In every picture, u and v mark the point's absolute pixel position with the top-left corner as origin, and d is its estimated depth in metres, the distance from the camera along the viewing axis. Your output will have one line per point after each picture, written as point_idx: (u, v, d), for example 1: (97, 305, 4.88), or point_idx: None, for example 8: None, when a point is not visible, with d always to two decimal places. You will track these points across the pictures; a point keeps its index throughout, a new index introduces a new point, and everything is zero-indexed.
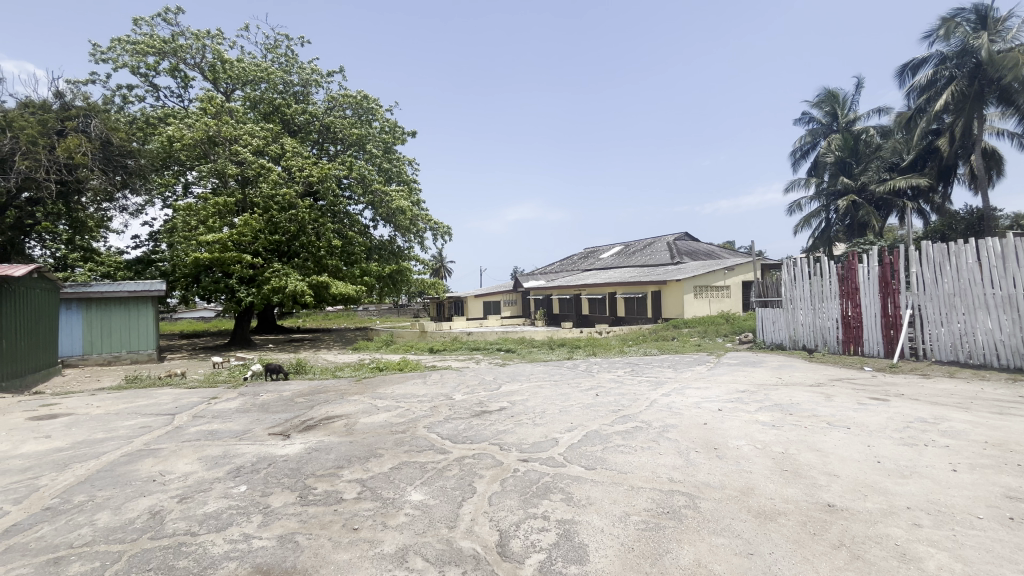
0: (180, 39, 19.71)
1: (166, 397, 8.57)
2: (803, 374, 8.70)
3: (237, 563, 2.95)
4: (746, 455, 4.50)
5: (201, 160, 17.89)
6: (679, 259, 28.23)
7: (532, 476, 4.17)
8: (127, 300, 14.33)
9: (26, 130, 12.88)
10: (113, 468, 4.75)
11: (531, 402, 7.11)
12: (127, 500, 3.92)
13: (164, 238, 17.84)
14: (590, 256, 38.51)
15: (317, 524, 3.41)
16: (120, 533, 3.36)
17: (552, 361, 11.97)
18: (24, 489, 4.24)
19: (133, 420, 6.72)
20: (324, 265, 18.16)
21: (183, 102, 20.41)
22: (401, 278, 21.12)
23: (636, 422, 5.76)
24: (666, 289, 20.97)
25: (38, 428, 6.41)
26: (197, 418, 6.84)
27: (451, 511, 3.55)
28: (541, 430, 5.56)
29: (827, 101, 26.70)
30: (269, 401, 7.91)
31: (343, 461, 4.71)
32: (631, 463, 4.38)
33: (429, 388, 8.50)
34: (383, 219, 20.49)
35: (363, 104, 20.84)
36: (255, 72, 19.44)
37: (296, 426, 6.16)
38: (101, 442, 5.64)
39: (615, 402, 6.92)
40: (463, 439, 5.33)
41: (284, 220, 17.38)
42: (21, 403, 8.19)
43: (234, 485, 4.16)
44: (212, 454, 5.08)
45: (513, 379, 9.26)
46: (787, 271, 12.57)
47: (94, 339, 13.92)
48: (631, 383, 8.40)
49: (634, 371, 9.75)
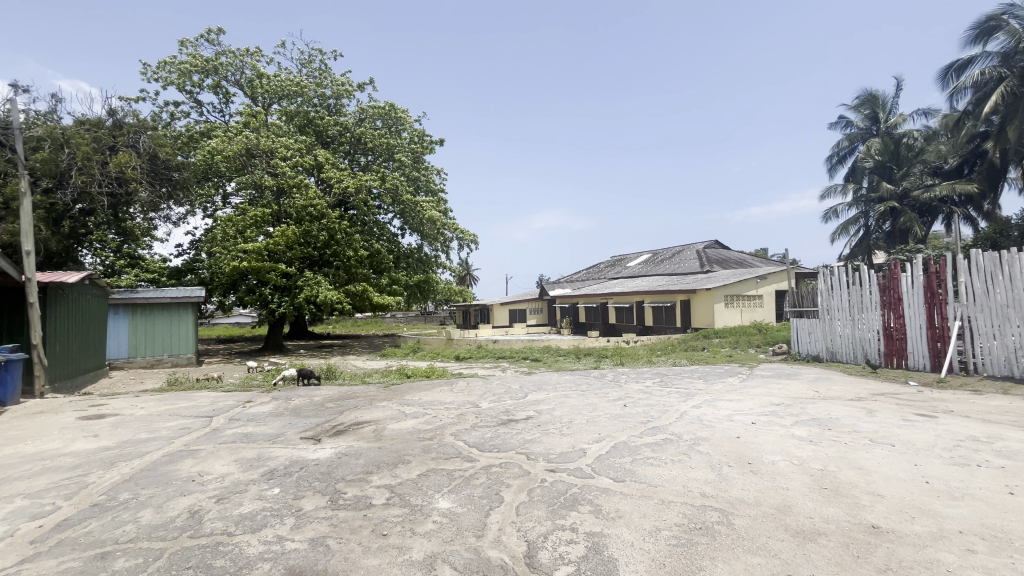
0: (221, 57, 20.67)
1: (203, 400, 8.88)
2: (842, 388, 8.34)
3: (271, 564, 3.01)
4: (782, 471, 4.34)
5: (239, 172, 18.51)
6: (709, 268, 27.64)
7: (560, 487, 4.13)
8: (169, 306, 14.97)
9: (82, 147, 13.91)
10: (155, 467, 4.95)
11: (558, 411, 7.05)
12: (168, 499, 4.07)
13: (204, 247, 18.61)
14: (618, 263, 38.11)
15: (348, 528, 3.47)
16: (162, 531, 3.49)
17: (579, 371, 11.84)
18: (74, 486, 4.46)
19: (173, 422, 6.99)
20: (355, 274, 18.58)
21: (224, 116, 21.45)
22: (429, 287, 21.34)
23: (666, 434, 5.64)
24: (695, 297, 20.53)
25: (87, 427, 6.74)
26: (233, 421, 7.05)
27: (479, 520, 3.55)
28: (568, 440, 5.51)
29: (866, 103, 25.78)
30: (300, 405, 8.10)
31: (372, 467, 4.78)
32: (661, 477, 4.28)
33: (456, 396, 8.53)
34: (411, 228, 20.92)
35: (392, 115, 21.39)
36: (290, 86, 20.21)
37: (327, 431, 6.29)
38: (144, 442, 5.88)
39: (644, 413, 6.78)
40: (490, 448, 5.33)
41: (316, 229, 17.81)
42: (72, 403, 8.64)
43: (268, 488, 4.27)
44: (247, 457, 5.23)
45: (540, 388, 9.19)
46: (823, 280, 12.15)
47: (139, 342, 14.60)
48: (660, 394, 8.23)
49: (662, 382, 9.57)
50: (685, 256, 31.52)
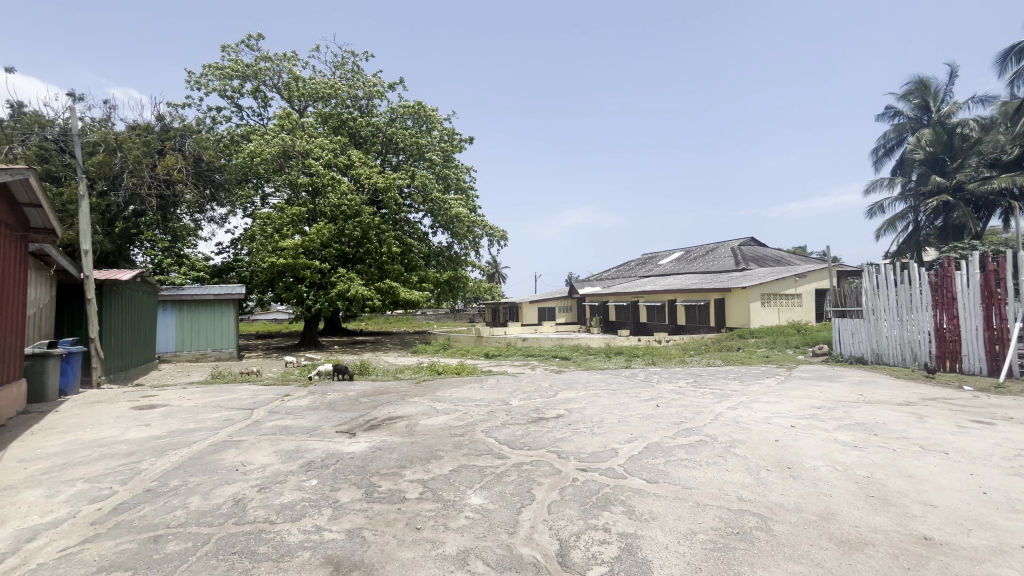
0: (260, 63, 21.40)
1: (245, 393, 9.24)
2: (889, 392, 7.96)
3: (311, 553, 3.11)
4: (825, 476, 4.18)
5: (276, 173, 19.12)
6: (745, 265, 26.81)
7: (592, 486, 4.10)
8: (213, 302, 15.62)
9: (133, 152, 14.96)
10: (201, 456, 5.18)
11: (589, 411, 7.00)
12: (214, 487, 4.26)
13: (243, 246, 19.31)
14: (649, 261, 37.42)
15: (382, 521, 3.54)
16: (209, 517, 3.65)
17: (610, 370, 11.72)
18: (129, 472, 4.73)
19: (218, 413, 7.31)
20: (386, 271, 18.94)
21: (263, 120, 22.20)
22: (459, 284, 21.52)
23: (700, 436, 5.52)
24: (730, 296, 19.97)
25: (139, 417, 7.13)
26: (272, 413, 7.32)
27: (511, 517, 3.56)
28: (600, 440, 5.46)
29: (916, 92, 24.40)
30: (335, 400, 8.33)
31: (406, 461, 4.86)
32: (696, 479, 4.20)
33: (486, 393, 8.59)
34: (441, 226, 21.14)
35: (422, 114, 21.66)
36: (325, 89, 20.74)
37: (362, 425, 6.44)
38: (191, 432, 6.18)
39: (677, 413, 6.65)
40: (521, 445, 5.33)
41: (350, 227, 18.25)
42: (126, 393, 9.16)
43: (307, 479, 4.41)
44: (287, 449, 5.41)
45: (570, 387, 9.14)
46: (868, 279, 11.58)
47: (185, 337, 15.34)
48: (693, 395, 8.05)
49: (696, 383, 9.35)
50: (719, 253, 30.66)
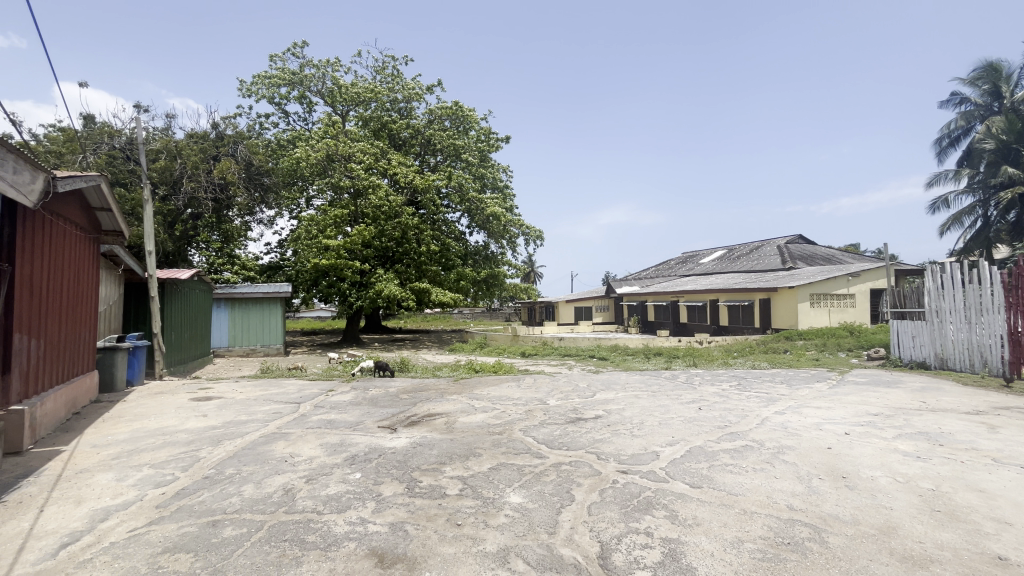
0: (305, 70, 22.22)
1: (292, 387, 9.63)
2: (955, 400, 7.42)
3: (356, 544, 3.21)
4: (884, 488, 3.94)
5: (319, 175, 19.61)
6: (792, 264, 25.65)
7: (632, 489, 4.03)
8: (262, 300, 16.35)
9: (191, 159, 16.11)
10: (254, 447, 5.44)
11: (628, 412, 6.88)
12: (265, 477, 4.47)
13: (290, 246, 20.09)
14: (690, 260, 36.43)
15: (424, 516, 3.61)
16: (262, 505, 3.83)
17: (649, 371, 11.47)
18: (189, 459, 5.02)
19: (268, 406, 7.66)
20: (424, 270, 19.34)
21: (308, 125, 23.02)
22: (495, 282, 21.65)
23: (746, 441, 5.33)
24: (776, 296, 19.18)
25: (197, 408, 7.57)
26: (318, 408, 7.60)
27: (551, 517, 3.56)
28: (640, 442, 5.36)
29: (986, 76, 22.60)
30: (376, 395, 8.55)
31: (445, 458, 4.93)
32: (742, 485, 4.06)
33: (523, 392, 8.61)
34: (478, 225, 21.37)
35: (459, 114, 21.89)
36: (365, 93, 21.28)
37: (402, 421, 6.58)
38: (244, 424, 6.50)
39: (721, 417, 6.44)
40: (559, 445, 5.31)
41: (390, 228, 18.74)
42: (185, 385, 9.74)
43: (351, 472, 4.55)
44: (332, 442, 5.60)
45: (608, 387, 9.03)
46: (931, 278, 10.82)
47: (237, 333, 16.14)
48: (738, 398, 7.77)
49: (740, 385, 9.04)
50: (764, 252, 29.47)
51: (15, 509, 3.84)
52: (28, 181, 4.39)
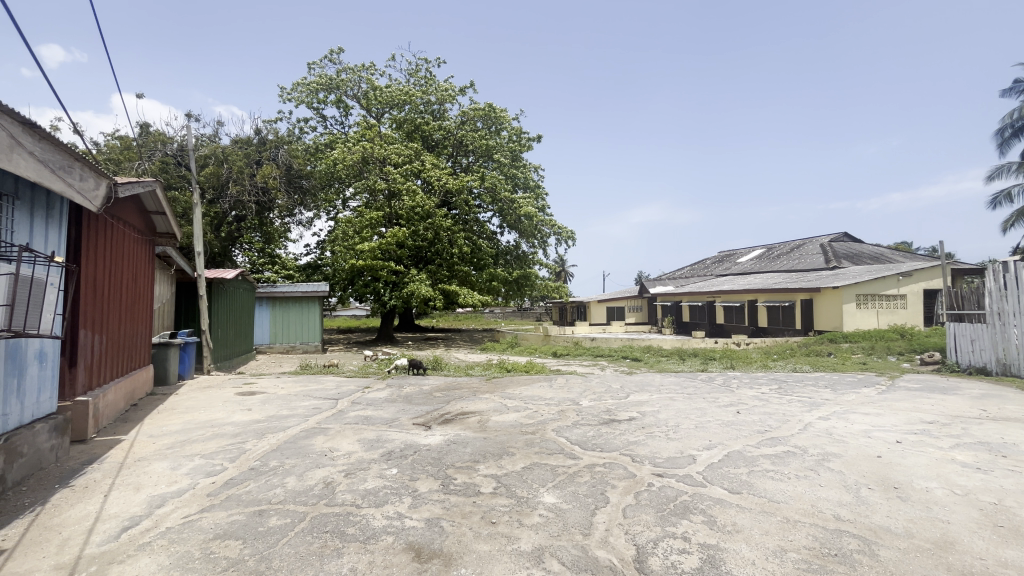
0: (342, 75, 22.84)
1: (330, 384, 9.93)
2: (1020, 409, 6.93)
3: (394, 538, 3.29)
4: (940, 500, 3.73)
5: (355, 177, 20.19)
6: (837, 264, 24.54)
7: (668, 492, 3.96)
8: (301, 299, 16.92)
9: (236, 164, 16.87)
10: (295, 441, 5.65)
11: (663, 414, 6.76)
12: (307, 470, 4.63)
13: (327, 246, 20.70)
14: (726, 259, 35.40)
15: (459, 513, 3.66)
16: (304, 497, 3.98)
17: (684, 373, 11.23)
18: (236, 451, 5.27)
19: (308, 402, 7.93)
20: (456, 270, 19.56)
21: (345, 128, 23.67)
22: (527, 282, 21.68)
23: (788, 447, 5.15)
24: (819, 296, 18.41)
25: (242, 401, 7.92)
26: (355, 404, 7.81)
27: (585, 518, 3.54)
28: (676, 445, 5.26)
29: None
30: (411, 393, 8.72)
31: (479, 456, 4.98)
32: (784, 492, 3.92)
33: (556, 392, 8.59)
34: (509, 225, 21.44)
35: (492, 115, 22.02)
36: (399, 96, 21.70)
37: (436, 419, 6.69)
38: (286, 418, 6.75)
39: (760, 421, 6.24)
40: (593, 447, 5.28)
41: (423, 229, 19.05)
42: (231, 380, 10.20)
43: (388, 468, 4.66)
44: (369, 438, 5.75)
45: (642, 388, 8.89)
46: (993, 279, 10.16)
47: (277, 330, 16.77)
48: (779, 402, 7.51)
49: (781, 389, 8.73)
50: (807, 251, 28.31)
51: (82, 493, 4.12)
52: (92, 186, 4.69)
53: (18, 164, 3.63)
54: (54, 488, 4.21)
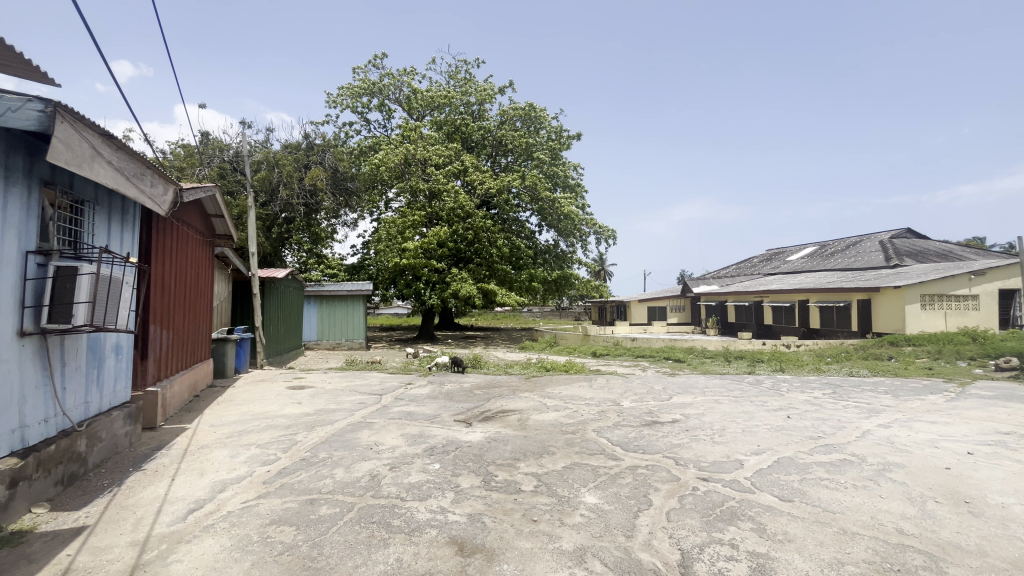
0: (384, 79, 23.45)
1: (374, 380, 10.25)
2: None
3: (438, 531, 3.36)
4: (1020, 518, 3.43)
5: (398, 179, 20.69)
6: (899, 261, 23.03)
7: (714, 497, 3.85)
8: (346, 298, 17.53)
9: (286, 168, 17.66)
10: (342, 434, 5.87)
11: (708, 417, 6.56)
12: (354, 462, 4.81)
13: (371, 246, 21.32)
14: (776, 257, 33.92)
15: (501, 509, 3.70)
16: (352, 488, 4.13)
17: (730, 375, 10.83)
18: (288, 442, 5.52)
19: (353, 397, 8.22)
20: (496, 269, 19.73)
21: (387, 130, 24.30)
22: (566, 281, 21.60)
23: (844, 454, 4.89)
24: (878, 296, 17.34)
25: (293, 395, 8.30)
26: (398, 400, 8.03)
27: (628, 520, 3.50)
28: (722, 449, 5.10)
29: None
30: (451, 390, 8.85)
31: (520, 454, 5.01)
32: (840, 502, 3.73)
33: (596, 392, 8.51)
34: (549, 224, 21.40)
35: (531, 115, 22.05)
36: (440, 98, 22.09)
37: (477, 416, 6.78)
38: (333, 412, 7.03)
39: (813, 427, 5.95)
40: (635, 448, 5.20)
41: (464, 229, 19.31)
42: (282, 375, 10.70)
43: (430, 463, 4.77)
44: (412, 433, 5.89)
45: (686, 390, 8.64)
46: None
47: (324, 327, 17.44)
48: (834, 408, 7.11)
49: (836, 394, 8.28)
50: (865, 248, 26.71)
51: (153, 476, 4.45)
52: (161, 193, 5.04)
53: (98, 172, 3.94)
54: (129, 471, 4.56)
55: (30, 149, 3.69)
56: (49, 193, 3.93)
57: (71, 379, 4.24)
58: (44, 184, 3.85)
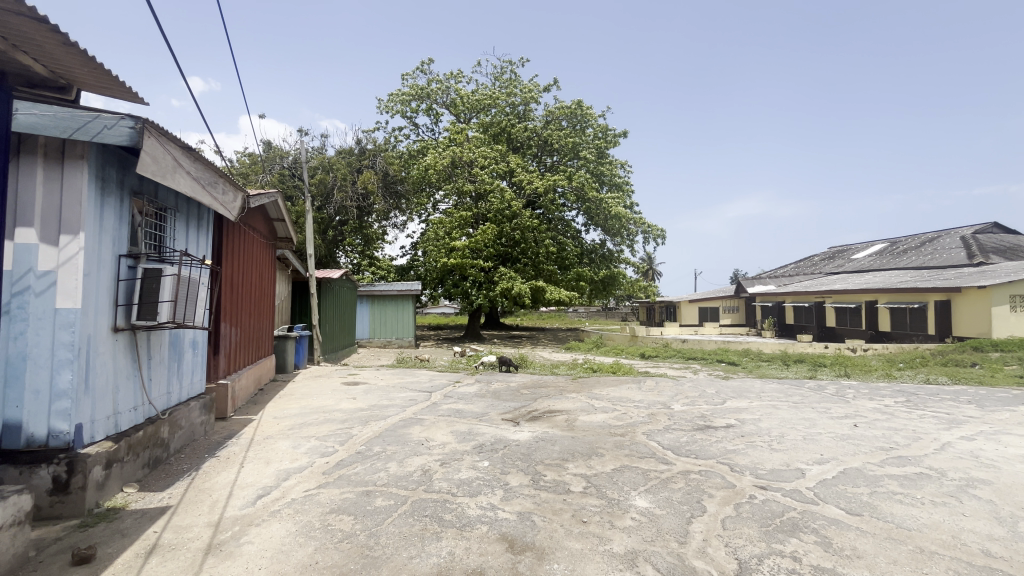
0: (432, 84, 24.01)
1: (424, 377, 10.51)
2: None
3: (488, 528, 3.42)
4: None
5: (445, 181, 21.12)
6: (983, 259, 21.09)
7: (773, 507, 3.69)
8: (396, 297, 18.09)
9: (340, 172, 18.49)
10: (395, 429, 6.08)
11: (765, 423, 6.28)
12: (406, 456, 4.97)
13: (420, 247, 21.88)
14: (839, 255, 31.90)
15: (550, 509, 3.71)
16: (405, 481, 4.28)
17: (789, 380, 10.29)
18: (344, 435, 5.78)
19: (404, 393, 8.48)
20: (542, 269, 19.76)
21: (435, 134, 24.85)
22: (613, 282, 21.28)
23: (919, 468, 4.54)
24: (959, 297, 15.96)
25: (348, 391, 8.67)
26: (447, 397, 8.21)
27: (681, 526, 3.41)
28: (781, 457, 4.87)
29: None
30: (499, 389, 8.93)
31: (568, 455, 5.00)
32: (916, 519, 3.47)
33: (645, 394, 8.34)
34: (595, 223, 21.19)
35: (577, 113, 21.88)
36: (486, 100, 22.37)
37: (524, 415, 6.82)
38: (385, 407, 7.29)
39: (884, 437, 5.56)
40: (687, 452, 5.06)
41: (510, 229, 19.46)
42: (337, 371, 11.20)
43: (480, 460, 4.85)
44: (461, 430, 6.01)
45: (740, 395, 8.31)
46: None
47: (376, 326, 18.08)
48: (907, 417, 6.61)
49: (910, 403, 7.69)
50: (943, 244, 24.63)
51: (225, 463, 4.79)
52: (232, 199, 5.42)
53: (178, 182, 4.30)
54: (205, 457, 4.93)
55: (122, 163, 4.07)
56: (138, 202, 4.32)
57: (156, 371, 4.64)
58: (133, 195, 4.24)
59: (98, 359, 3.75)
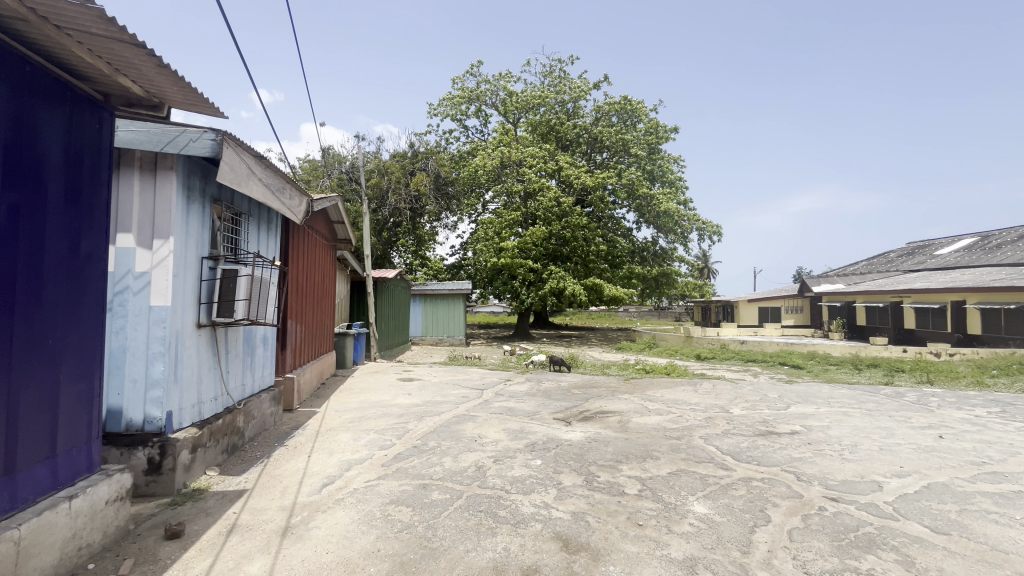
0: (481, 86, 24.31)
1: (475, 375, 10.68)
2: None
3: (542, 526, 3.43)
4: None
5: (494, 181, 21.33)
6: None
7: (846, 520, 3.46)
8: (447, 296, 18.47)
9: (393, 175, 19.12)
10: (448, 425, 6.22)
11: (835, 431, 5.89)
12: (461, 452, 5.08)
13: (470, 247, 22.22)
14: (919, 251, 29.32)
15: (604, 510, 3.67)
16: (460, 477, 4.38)
17: (862, 385, 9.58)
18: (401, 429, 6.00)
19: (457, 390, 8.66)
20: (592, 268, 19.55)
21: (484, 135, 25.14)
22: (666, 281, 20.69)
23: (1018, 486, 4.10)
24: None
25: (403, 387, 8.97)
26: (498, 395, 8.30)
27: (743, 535, 3.27)
28: (853, 467, 4.56)
29: None
30: (549, 389, 8.92)
31: (622, 456, 4.93)
32: (1014, 541, 3.15)
33: (701, 397, 8.05)
34: (647, 220, 20.69)
35: (628, 108, 21.43)
36: (535, 99, 22.38)
37: (576, 415, 6.77)
38: (439, 404, 7.47)
39: (974, 451, 5.06)
40: (747, 459, 4.85)
41: (560, 228, 19.38)
42: (393, 367, 11.60)
43: (532, 458, 4.88)
44: (513, 428, 6.07)
45: (806, 400, 7.84)
46: None
47: (428, 324, 18.55)
48: (1002, 429, 5.98)
49: (1006, 413, 6.95)
50: None
51: (293, 451, 5.11)
52: (297, 203, 5.75)
53: (251, 188, 4.62)
54: (275, 445, 5.28)
55: (204, 172, 4.43)
56: (217, 208, 4.69)
57: (233, 364, 5.02)
58: (214, 201, 4.60)
59: (185, 352, 4.10)
